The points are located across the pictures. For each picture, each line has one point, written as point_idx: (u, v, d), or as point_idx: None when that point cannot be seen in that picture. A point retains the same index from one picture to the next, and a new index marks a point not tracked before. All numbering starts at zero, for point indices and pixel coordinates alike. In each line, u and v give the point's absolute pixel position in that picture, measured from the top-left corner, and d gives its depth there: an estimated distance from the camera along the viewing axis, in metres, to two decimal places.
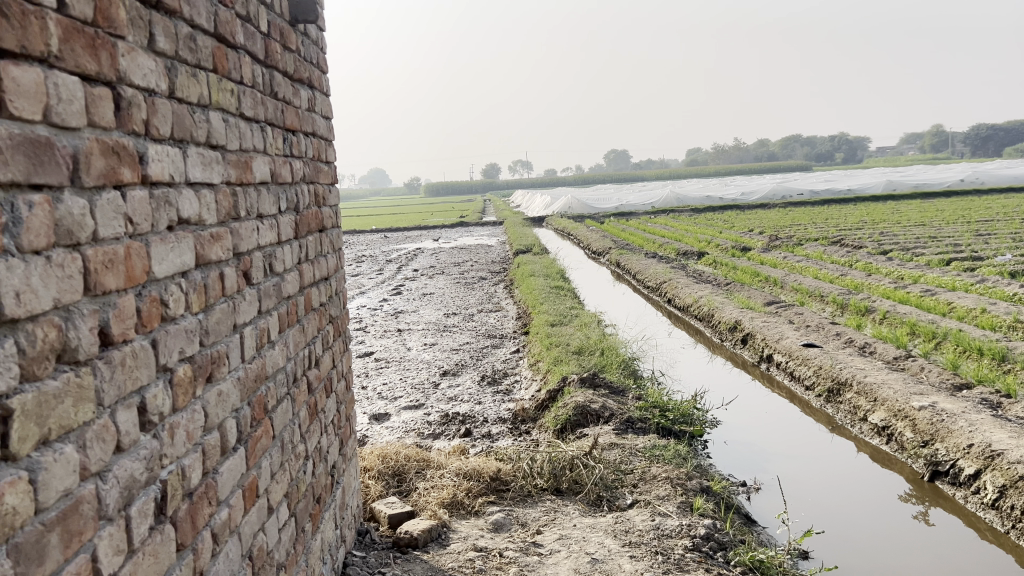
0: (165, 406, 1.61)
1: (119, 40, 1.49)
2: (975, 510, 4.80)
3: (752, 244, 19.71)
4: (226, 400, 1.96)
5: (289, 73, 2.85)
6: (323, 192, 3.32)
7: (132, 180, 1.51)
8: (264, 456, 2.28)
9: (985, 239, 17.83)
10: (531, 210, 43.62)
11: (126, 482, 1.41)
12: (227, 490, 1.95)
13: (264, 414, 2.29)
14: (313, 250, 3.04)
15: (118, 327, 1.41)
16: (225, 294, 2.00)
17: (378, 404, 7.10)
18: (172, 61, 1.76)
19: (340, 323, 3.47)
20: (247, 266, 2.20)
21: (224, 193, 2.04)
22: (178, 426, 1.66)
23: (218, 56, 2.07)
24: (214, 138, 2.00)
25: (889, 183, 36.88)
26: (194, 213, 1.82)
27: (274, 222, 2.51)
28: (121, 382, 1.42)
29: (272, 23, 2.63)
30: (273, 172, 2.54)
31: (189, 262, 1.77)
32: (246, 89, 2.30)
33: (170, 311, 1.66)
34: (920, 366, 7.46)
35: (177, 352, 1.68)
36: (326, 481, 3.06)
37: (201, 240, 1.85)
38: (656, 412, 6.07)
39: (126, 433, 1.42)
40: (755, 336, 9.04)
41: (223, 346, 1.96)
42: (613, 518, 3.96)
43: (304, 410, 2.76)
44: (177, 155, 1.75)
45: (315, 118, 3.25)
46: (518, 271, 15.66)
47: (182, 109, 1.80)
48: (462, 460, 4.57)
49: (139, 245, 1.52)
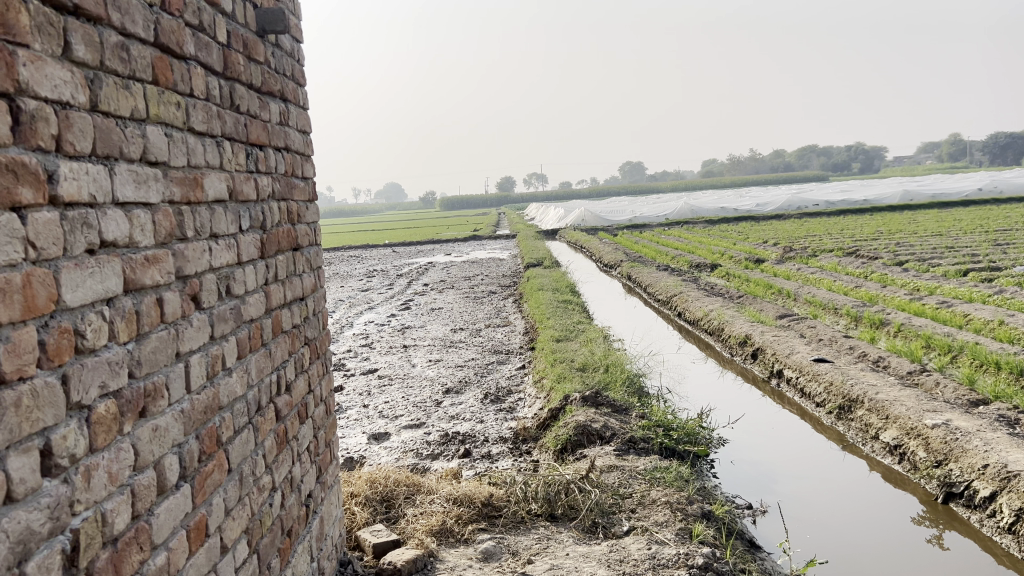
0: (80, 448, 1.47)
1: (20, 48, 1.36)
2: (991, 535, 4.59)
3: (765, 255, 19.48)
4: (164, 436, 1.82)
5: (256, 85, 2.72)
6: (298, 209, 3.19)
7: (34, 202, 1.38)
8: (217, 492, 2.13)
9: (1003, 249, 17.52)
10: (543, 222, 43.40)
11: (19, 536, 1.27)
12: (165, 533, 1.80)
13: (217, 447, 2.15)
14: (284, 269, 2.91)
15: (11, 364, 1.28)
16: (165, 321, 1.87)
17: (378, 423, 6.94)
18: (96, 72, 1.63)
19: (317, 346, 3.33)
20: (195, 289, 2.06)
21: (164, 212, 1.90)
22: (97, 468, 1.52)
23: (159, 67, 1.94)
24: (153, 153, 1.87)
25: (906, 194, 36.48)
26: (123, 235, 1.69)
27: (233, 242, 2.39)
28: (14, 424, 1.28)
29: (233, 33, 2.50)
30: (232, 190, 2.41)
31: (114, 287, 1.63)
32: (196, 102, 2.17)
33: (87, 341, 1.51)
34: (935, 382, 7.25)
35: (97, 387, 1.54)
36: (299, 512, 2.91)
37: (131, 264, 1.71)
38: (660, 432, 5.88)
39: (21, 480, 1.29)
40: (766, 350, 8.83)
41: (160, 378, 1.82)
42: (609, 546, 3.80)
43: (271, 439, 2.62)
44: (100, 172, 1.61)
45: (289, 133, 3.12)
46: (527, 285, 15.50)
47: (108, 123, 1.67)
48: (454, 485, 4.41)
49: (43, 273, 1.39)
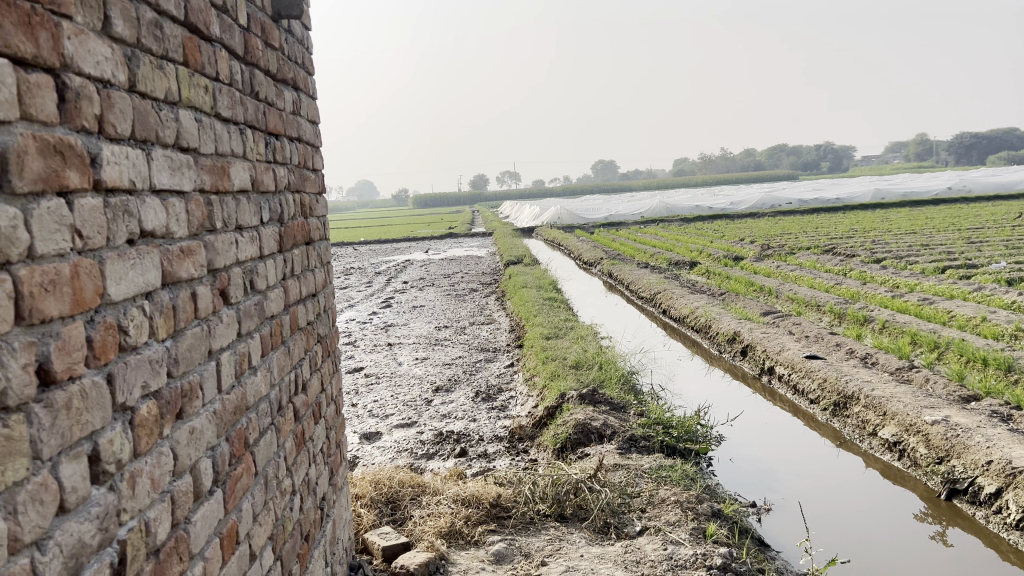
0: (125, 452, 1.36)
1: (64, 20, 1.25)
2: (996, 531, 4.57)
3: (744, 253, 19.51)
4: (200, 438, 1.72)
5: (272, 72, 2.62)
6: (310, 201, 3.09)
7: (80, 186, 1.28)
8: (245, 497, 2.03)
9: (977, 246, 17.70)
10: (519, 219, 43.39)
11: (72, 549, 1.17)
12: (201, 541, 1.70)
13: (245, 449, 2.04)
14: (299, 264, 2.80)
15: (62, 363, 1.17)
16: (198, 316, 1.77)
17: (368, 422, 6.83)
18: (133, 49, 1.52)
19: (329, 343, 3.22)
20: (224, 283, 1.96)
21: (196, 202, 1.80)
22: (141, 474, 1.41)
23: (189, 48, 1.83)
24: (185, 139, 1.77)
25: (878, 193, 36.81)
26: (160, 224, 1.59)
27: (256, 235, 2.28)
28: (65, 428, 1.18)
29: (252, 16, 2.40)
30: (253, 179, 2.30)
31: (154, 280, 1.53)
32: (221, 87, 2.07)
33: (130, 338, 1.41)
34: (925, 377, 7.27)
35: (139, 387, 1.44)
36: (315, 516, 2.81)
37: (168, 256, 1.61)
38: (660, 430, 5.84)
39: (73, 489, 1.19)
40: (755, 347, 8.82)
41: (196, 377, 1.72)
42: (623, 547, 3.72)
43: (290, 441, 2.52)
44: (138, 156, 1.51)
45: (301, 123, 3.00)
46: (509, 283, 15.41)
47: (145, 105, 1.56)
48: (460, 485, 4.31)
49: (90, 263, 1.28)
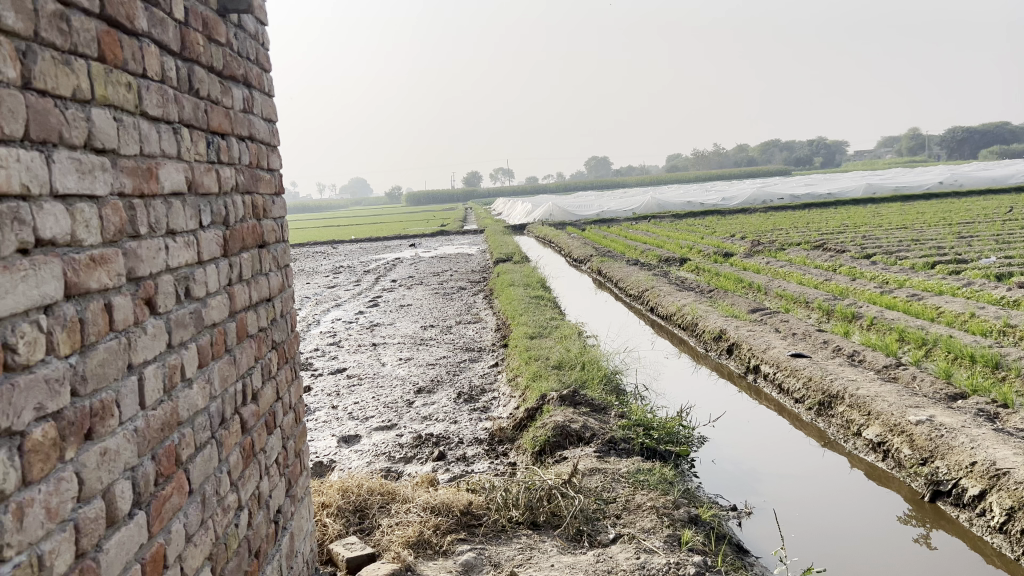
0: (11, 482, 1.25)
1: None
2: (981, 534, 4.48)
3: (734, 249, 19.42)
4: (115, 459, 1.61)
5: (216, 68, 2.50)
6: (264, 203, 2.97)
7: None
8: (176, 518, 1.92)
9: (968, 241, 17.62)
10: (510, 218, 43.28)
11: None
12: (116, 569, 1.59)
13: (176, 468, 1.94)
14: (249, 268, 2.69)
15: None
16: (115, 329, 1.66)
17: (347, 425, 6.70)
18: (29, 44, 1.41)
19: (286, 350, 3.11)
20: (149, 292, 1.85)
21: (113, 206, 1.69)
22: (32, 504, 1.30)
23: (107, 43, 1.72)
24: (100, 140, 1.65)
25: (870, 187, 36.73)
26: (64, 232, 1.48)
27: (193, 239, 2.17)
28: None
29: (191, 10, 2.28)
30: (190, 181, 2.19)
31: (53, 292, 1.42)
32: (150, 84, 1.96)
33: (20, 357, 1.30)
34: (911, 375, 7.19)
35: (32, 409, 1.33)
36: (267, 529, 2.70)
37: (74, 265, 1.50)
38: (640, 432, 5.74)
39: None
40: (742, 345, 8.73)
41: (110, 394, 1.61)
42: (595, 556, 3.63)
43: (235, 454, 2.40)
44: (35, 159, 1.40)
45: (253, 121, 2.89)
46: (497, 281, 15.30)
47: (45, 104, 1.45)
48: (430, 492, 4.20)
49: None
